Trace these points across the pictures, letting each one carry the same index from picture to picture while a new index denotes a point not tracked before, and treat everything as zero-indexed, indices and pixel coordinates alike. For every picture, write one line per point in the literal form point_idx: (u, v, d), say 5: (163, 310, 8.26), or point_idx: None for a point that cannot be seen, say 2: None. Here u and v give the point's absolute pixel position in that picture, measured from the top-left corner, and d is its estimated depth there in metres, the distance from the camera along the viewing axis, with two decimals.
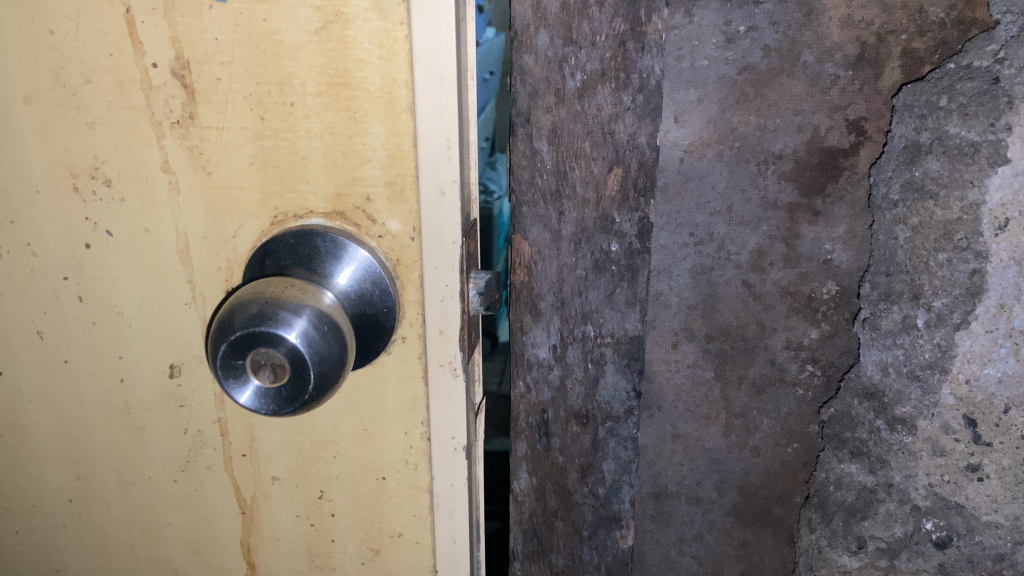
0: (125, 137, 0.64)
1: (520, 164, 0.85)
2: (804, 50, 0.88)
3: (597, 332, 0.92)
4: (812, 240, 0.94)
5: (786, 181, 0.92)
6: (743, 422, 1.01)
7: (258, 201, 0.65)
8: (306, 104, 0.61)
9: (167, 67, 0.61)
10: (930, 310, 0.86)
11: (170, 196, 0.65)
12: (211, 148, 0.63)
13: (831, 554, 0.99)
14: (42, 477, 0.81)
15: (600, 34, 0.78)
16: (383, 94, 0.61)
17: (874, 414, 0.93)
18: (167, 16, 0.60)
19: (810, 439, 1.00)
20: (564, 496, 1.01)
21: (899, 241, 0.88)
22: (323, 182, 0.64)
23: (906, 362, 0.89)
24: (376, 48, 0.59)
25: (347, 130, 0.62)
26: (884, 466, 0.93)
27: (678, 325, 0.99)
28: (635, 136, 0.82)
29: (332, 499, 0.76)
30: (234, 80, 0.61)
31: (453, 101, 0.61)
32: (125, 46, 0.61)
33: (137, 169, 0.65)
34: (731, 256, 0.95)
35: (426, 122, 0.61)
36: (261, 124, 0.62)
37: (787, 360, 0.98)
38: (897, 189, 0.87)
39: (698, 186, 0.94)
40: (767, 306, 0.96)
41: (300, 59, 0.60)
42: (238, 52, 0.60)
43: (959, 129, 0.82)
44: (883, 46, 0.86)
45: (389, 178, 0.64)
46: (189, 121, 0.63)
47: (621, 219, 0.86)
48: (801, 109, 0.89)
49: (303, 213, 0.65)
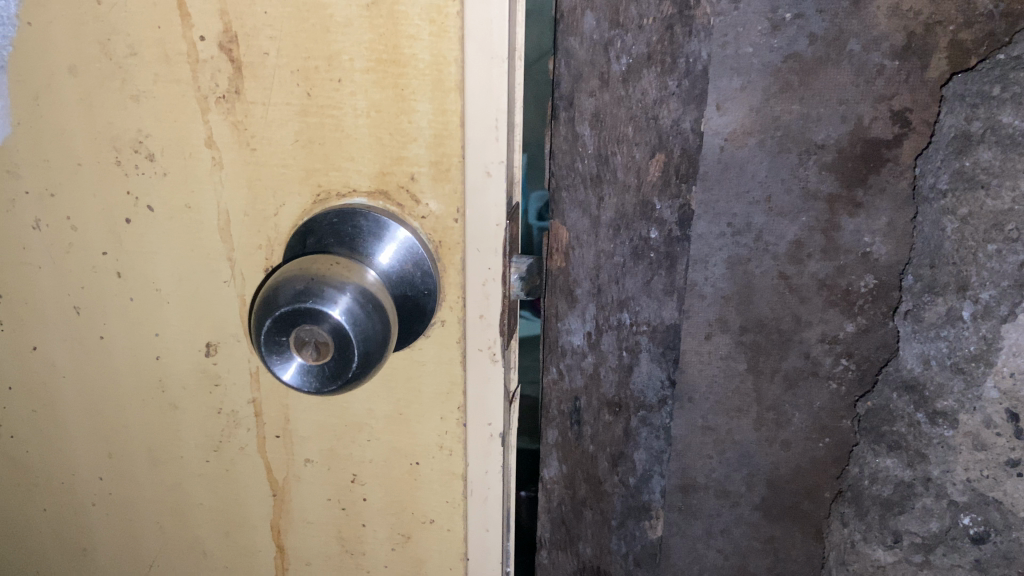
0: (171, 112, 0.63)
1: (561, 148, 0.81)
2: (850, 39, 0.76)
3: (633, 320, 0.88)
4: (852, 232, 0.82)
5: (828, 171, 0.80)
6: (775, 416, 0.90)
7: (300, 178, 0.64)
8: (354, 81, 0.60)
9: (215, 40, 0.60)
10: (976, 303, 0.80)
11: (213, 171, 0.65)
12: (255, 123, 0.62)
13: (864, 548, 0.93)
14: (73, 454, 0.80)
15: (647, 17, 0.76)
16: (432, 72, 0.59)
17: (915, 408, 0.86)
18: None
19: (843, 435, 0.90)
20: (594, 486, 0.97)
21: (947, 232, 0.80)
22: (367, 160, 0.63)
23: (950, 355, 0.83)
24: (427, 23, 0.58)
25: (394, 107, 0.60)
26: (922, 460, 0.87)
27: (713, 316, 0.88)
28: (679, 121, 0.80)
29: (364, 484, 0.75)
30: (282, 55, 0.60)
31: (502, 80, 0.60)
32: (173, 19, 0.60)
33: (180, 144, 0.64)
34: (769, 248, 0.84)
35: (474, 101, 0.60)
36: (307, 100, 0.61)
37: (822, 354, 0.87)
38: (946, 179, 0.79)
39: (739, 176, 0.82)
40: (804, 298, 0.85)
41: (349, 35, 0.58)
42: (288, 26, 0.59)
43: (1013, 118, 0.75)
44: (931, 36, 0.76)
45: (434, 158, 0.62)
46: (234, 96, 0.62)
47: (662, 205, 0.83)
48: (845, 99, 0.78)
49: (347, 192, 0.64)
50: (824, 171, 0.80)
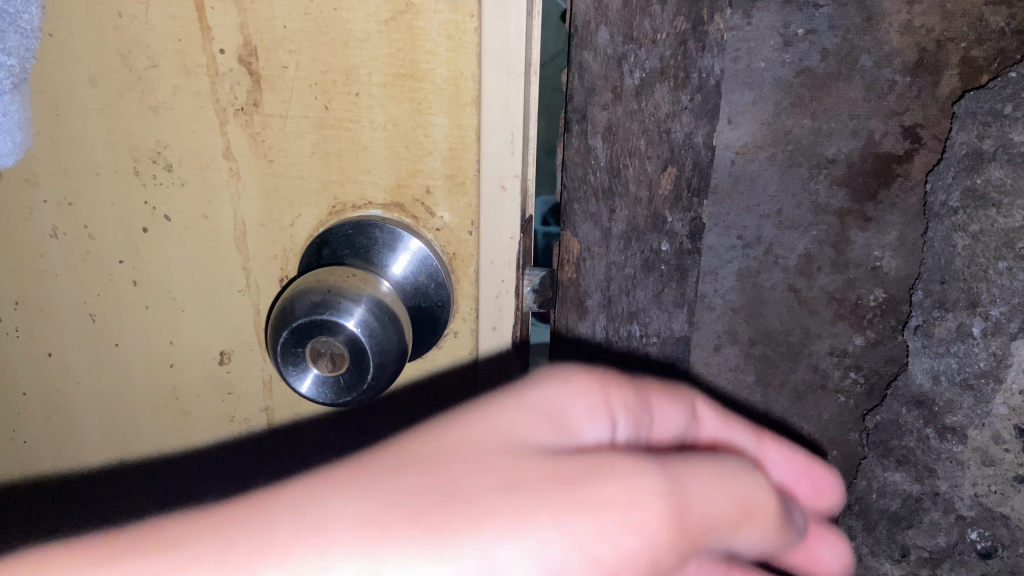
0: (190, 123, 0.64)
1: (572, 160, 0.75)
2: (862, 55, 0.75)
3: (643, 332, 0.83)
4: (862, 245, 0.82)
5: (838, 185, 0.80)
6: (783, 428, 0.90)
7: (317, 190, 0.65)
8: (371, 95, 0.60)
9: (234, 53, 0.60)
10: (986, 319, 0.69)
11: (231, 182, 0.65)
12: (273, 135, 0.63)
13: (871, 563, 0.82)
14: (85, 460, 0.81)
15: (661, 32, 0.70)
16: (449, 86, 0.59)
17: (923, 423, 0.76)
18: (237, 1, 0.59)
19: (850, 447, 0.88)
20: None
21: (957, 248, 0.72)
22: (383, 172, 0.63)
23: (960, 371, 0.72)
24: (445, 39, 0.58)
25: (411, 121, 0.61)
26: (931, 475, 0.76)
27: (722, 328, 0.88)
28: (691, 135, 0.74)
29: None
30: (301, 68, 0.60)
31: (520, 96, 0.59)
32: (193, 31, 0.60)
33: (198, 155, 0.65)
34: (778, 260, 0.84)
35: (490, 116, 0.60)
36: (324, 113, 0.61)
37: (830, 367, 0.87)
38: (957, 196, 0.72)
39: (749, 189, 0.82)
40: (812, 312, 0.85)
41: (367, 49, 0.58)
42: (306, 40, 0.59)
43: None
44: (943, 53, 0.74)
45: (449, 171, 0.62)
46: (253, 108, 0.62)
47: (673, 218, 0.78)
48: (858, 113, 0.77)
49: (362, 204, 0.65)
50: (834, 185, 0.80)
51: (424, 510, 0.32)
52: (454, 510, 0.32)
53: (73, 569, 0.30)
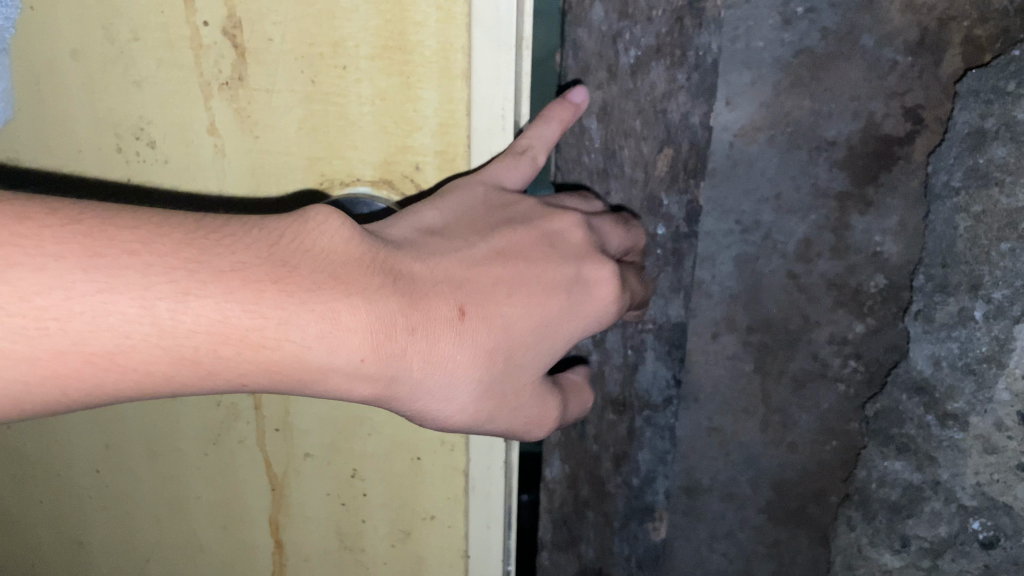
0: (174, 96, 0.62)
1: (566, 141, 0.74)
2: (863, 34, 0.74)
3: (639, 316, 0.79)
4: (862, 231, 0.80)
5: (838, 169, 0.79)
6: (781, 418, 0.89)
7: (305, 166, 0.63)
8: (359, 68, 0.59)
9: (218, 25, 0.59)
10: (988, 302, 0.68)
11: (216, 158, 0.64)
12: (258, 110, 0.61)
13: (871, 552, 0.80)
14: (70, 446, 0.79)
15: (656, 8, 0.68)
16: (439, 59, 0.57)
17: (924, 411, 0.74)
18: None
19: (850, 437, 0.87)
20: (596, 486, 0.88)
21: (959, 230, 0.70)
22: (372, 149, 0.61)
23: (961, 355, 0.70)
24: (434, 10, 0.56)
25: (400, 95, 0.59)
26: (931, 462, 0.74)
27: (720, 314, 0.87)
28: (688, 115, 0.71)
29: (365, 478, 0.73)
30: (287, 40, 0.58)
31: (511, 68, 0.57)
32: (176, 4, 0.59)
33: (183, 131, 0.63)
34: (777, 246, 0.83)
35: (480, 90, 0.58)
36: (311, 87, 0.60)
37: (829, 355, 0.85)
38: (959, 176, 0.70)
39: (747, 172, 0.81)
40: (811, 298, 0.83)
41: (355, 21, 0.57)
42: (291, 11, 0.57)
43: None
44: (945, 33, 0.72)
45: (440, 147, 0.61)
46: (238, 82, 0.61)
47: (669, 201, 0.74)
48: (858, 94, 0.76)
49: (350, 180, 0.63)
50: (835, 168, 0.78)
51: (496, 389, 0.50)
52: (507, 392, 0.50)
53: (279, 338, 0.44)
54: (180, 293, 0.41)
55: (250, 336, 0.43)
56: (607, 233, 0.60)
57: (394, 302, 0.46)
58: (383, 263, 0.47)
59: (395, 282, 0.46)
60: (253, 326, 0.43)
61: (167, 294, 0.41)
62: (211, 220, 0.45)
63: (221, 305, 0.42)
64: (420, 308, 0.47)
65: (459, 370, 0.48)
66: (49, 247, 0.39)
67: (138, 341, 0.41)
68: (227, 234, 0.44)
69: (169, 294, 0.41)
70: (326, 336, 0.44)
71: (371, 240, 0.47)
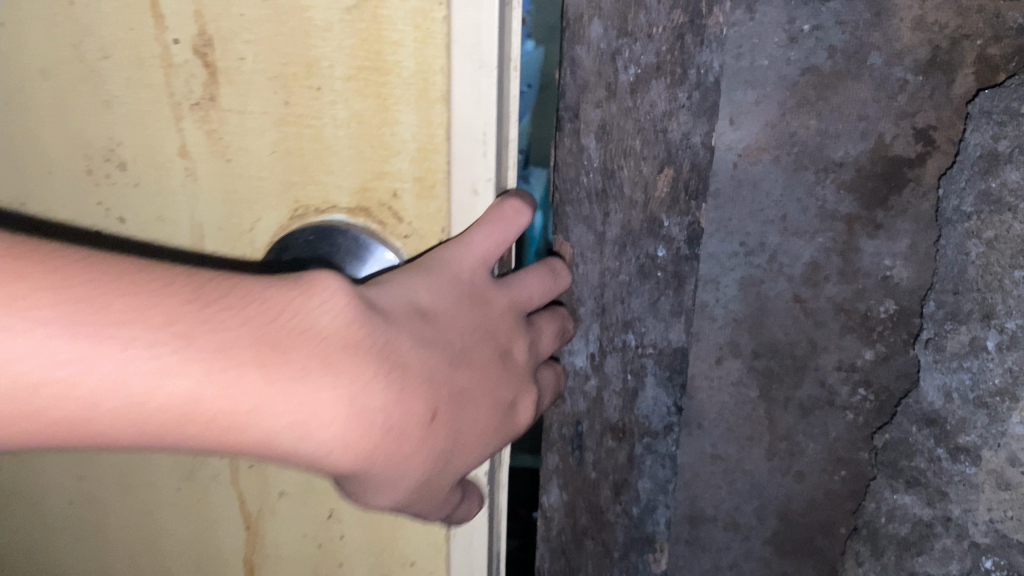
0: (139, 118, 0.56)
1: (565, 161, 0.71)
2: (871, 52, 0.71)
3: (639, 342, 0.77)
4: (871, 255, 0.77)
5: (846, 191, 0.76)
6: (787, 445, 0.86)
7: (280, 192, 0.56)
8: (335, 89, 0.52)
9: (189, 43, 0.52)
10: (1001, 332, 0.64)
11: (188, 182, 0.57)
12: (234, 133, 0.55)
13: None
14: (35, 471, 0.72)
15: (657, 25, 0.67)
16: (419, 80, 0.51)
17: (935, 443, 0.71)
18: None
19: (859, 467, 0.84)
20: (595, 515, 0.86)
21: (971, 257, 0.67)
22: (347, 175, 0.55)
23: (972, 387, 0.67)
24: (412, 27, 0.50)
25: (377, 118, 0.53)
26: (943, 499, 0.71)
27: (724, 338, 0.84)
28: (689, 135, 0.70)
29: (343, 519, 0.66)
30: (261, 59, 0.52)
31: (493, 92, 0.51)
32: (145, 18, 0.52)
33: (152, 153, 0.57)
34: (783, 269, 0.80)
35: (460, 114, 0.51)
36: (285, 109, 0.53)
37: (837, 382, 0.82)
38: (971, 201, 0.67)
39: (752, 193, 0.78)
40: (819, 323, 0.81)
41: (330, 40, 0.50)
42: (265, 28, 0.50)
43: None
44: (957, 51, 0.70)
45: (420, 173, 0.54)
46: (209, 103, 0.54)
47: (670, 222, 0.73)
48: (866, 114, 0.73)
49: (327, 209, 0.56)
50: (842, 190, 0.76)
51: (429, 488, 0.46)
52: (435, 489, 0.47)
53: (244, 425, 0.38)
54: (174, 360, 0.36)
55: (220, 414, 0.37)
56: (539, 334, 0.56)
57: (375, 397, 0.40)
58: (380, 350, 0.41)
59: (389, 372, 0.41)
60: (230, 410, 0.37)
61: (155, 362, 0.35)
62: (218, 279, 0.39)
63: (205, 386, 0.36)
64: (397, 404, 0.41)
65: (411, 468, 0.43)
66: (45, 308, 0.33)
67: (108, 415, 0.35)
68: (232, 302, 0.38)
69: (150, 366, 0.35)
70: (301, 428, 0.39)
71: (373, 322, 0.41)
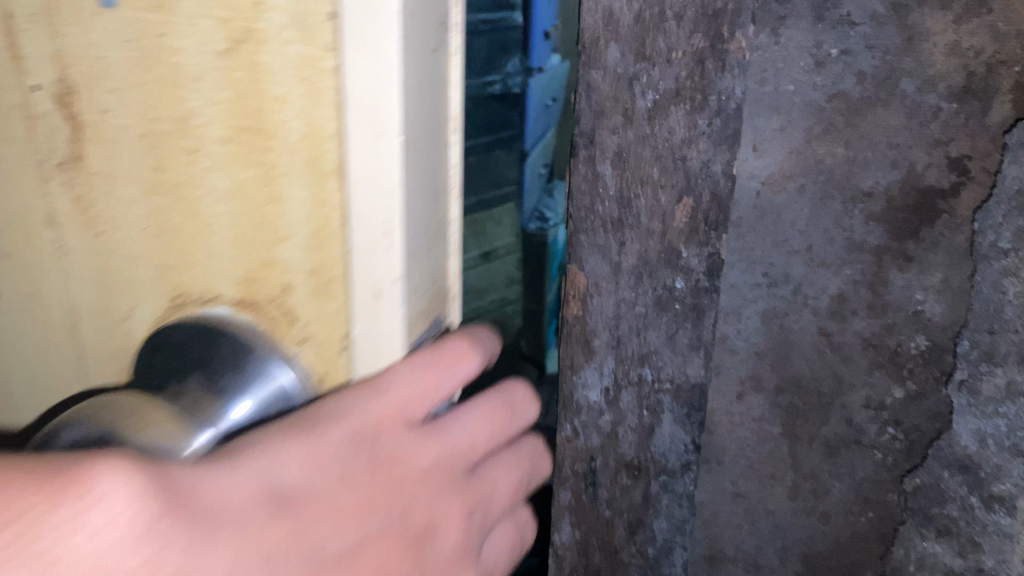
0: (13, 174, 0.54)
1: (580, 188, 0.71)
2: (903, 78, 0.68)
3: (656, 377, 0.77)
4: (902, 288, 0.73)
5: (875, 223, 0.72)
6: (812, 485, 0.83)
7: (156, 274, 0.52)
8: (211, 153, 0.47)
9: (51, 91, 0.50)
10: None
11: (63, 256, 0.55)
12: (104, 202, 0.51)
13: None
14: None
15: (676, 49, 0.63)
16: (307, 147, 0.45)
17: (968, 490, 0.75)
18: (51, 25, 0.48)
19: (888, 509, 0.80)
20: (608, 553, 0.87)
21: (1008, 297, 0.69)
22: (229, 258, 0.50)
23: (1010, 434, 0.71)
24: (296, 81, 0.43)
25: (259, 189, 0.47)
26: (975, 547, 0.76)
27: (745, 372, 0.81)
28: (709, 163, 0.67)
29: None
30: (130, 113, 0.48)
31: (397, 168, 0.42)
32: (7, 67, 0.50)
33: (22, 218, 0.55)
34: (809, 301, 0.77)
35: (356, 191, 0.44)
36: (158, 175, 0.49)
37: (865, 421, 0.78)
38: (1009, 238, 0.68)
39: (775, 223, 0.76)
40: (846, 358, 0.77)
41: (204, 90, 0.46)
42: (131, 80, 0.47)
43: None
44: (994, 78, 0.66)
45: (314, 264, 0.48)
46: (77, 162, 0.51)
47: (689, 253, 0.71)
48: (896, 142, 0.70)
49: (210, 298, 0.51)
50: (871, 222, 0.72)
51: None
52: None
53: None
54: None
55: None
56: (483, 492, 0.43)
57: None
58: (183, 553, 0.29)
59: None
60: None
61: None
62: None
63: None
64: None
65: None
66: None
67: None
68: None
69: None
70: None
71: (176, 522, 0.29)
